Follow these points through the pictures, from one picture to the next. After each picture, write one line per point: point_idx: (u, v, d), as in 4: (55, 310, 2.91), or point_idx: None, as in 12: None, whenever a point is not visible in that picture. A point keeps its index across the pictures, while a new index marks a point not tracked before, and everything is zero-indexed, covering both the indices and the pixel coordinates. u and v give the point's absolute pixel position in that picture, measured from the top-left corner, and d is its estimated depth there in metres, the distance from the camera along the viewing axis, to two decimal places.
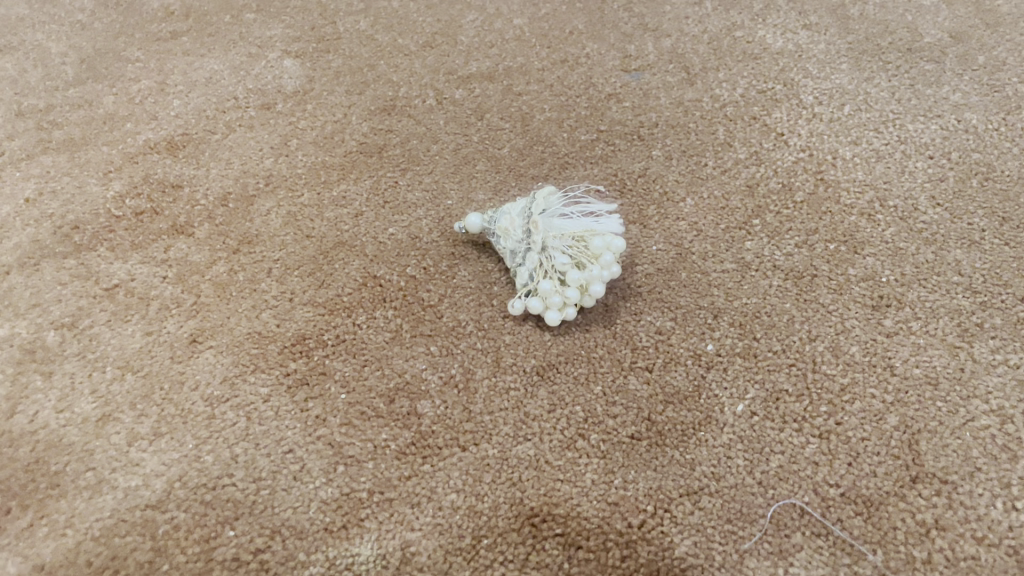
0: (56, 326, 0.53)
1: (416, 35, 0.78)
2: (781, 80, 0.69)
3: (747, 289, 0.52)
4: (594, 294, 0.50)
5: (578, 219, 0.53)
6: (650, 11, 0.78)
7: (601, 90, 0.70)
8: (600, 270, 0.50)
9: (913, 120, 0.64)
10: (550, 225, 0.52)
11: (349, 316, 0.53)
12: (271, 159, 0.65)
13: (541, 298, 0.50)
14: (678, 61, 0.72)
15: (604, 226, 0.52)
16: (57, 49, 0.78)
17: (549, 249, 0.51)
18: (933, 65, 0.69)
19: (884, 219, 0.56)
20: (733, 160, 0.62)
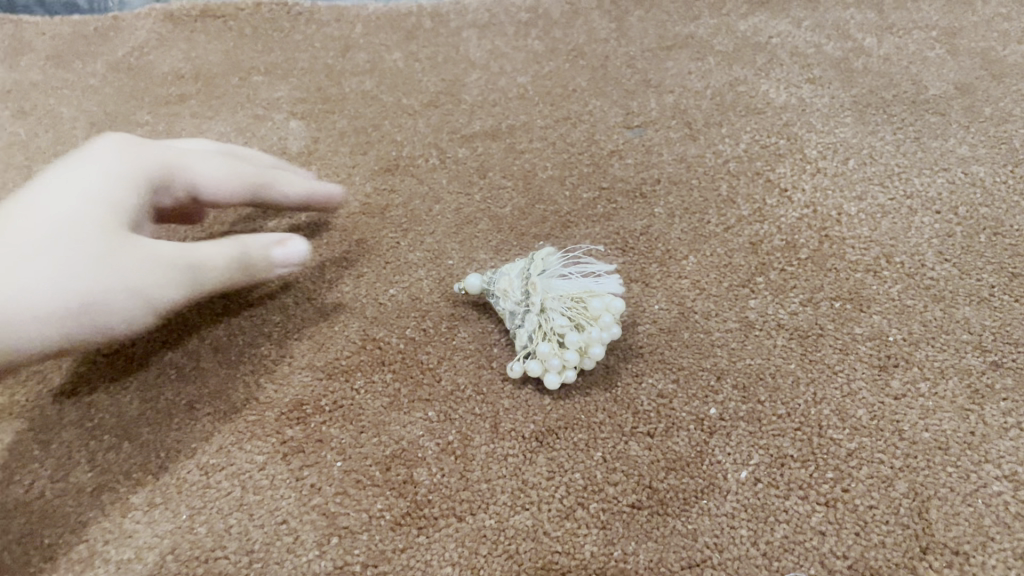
0: (55, 392, 0.53)
1: (420, 95, 0.79)
2: (784, 134, 0.69)
3: (751, 349, 0.51)
4: (592, 358, 0.49)
5: (578, 280, 0.53)
6: (652, 67, 0.79)
7: (603, 148, 0.70)
8: (597, 331, 0.49)
9: (919, 174, 0.63)
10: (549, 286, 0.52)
11: (347, 380, 0.53)
12: (274, 221, 0.66)
13: (539, 360, 0.49)
14: (681, 117, 0.72)
15: (604, 287, 0.52)
16: (68, 113, 0.80)
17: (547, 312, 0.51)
18: (938, 117, 0.68)
19: (891, 276, 0.55)
20: (736, 217, 0.61)
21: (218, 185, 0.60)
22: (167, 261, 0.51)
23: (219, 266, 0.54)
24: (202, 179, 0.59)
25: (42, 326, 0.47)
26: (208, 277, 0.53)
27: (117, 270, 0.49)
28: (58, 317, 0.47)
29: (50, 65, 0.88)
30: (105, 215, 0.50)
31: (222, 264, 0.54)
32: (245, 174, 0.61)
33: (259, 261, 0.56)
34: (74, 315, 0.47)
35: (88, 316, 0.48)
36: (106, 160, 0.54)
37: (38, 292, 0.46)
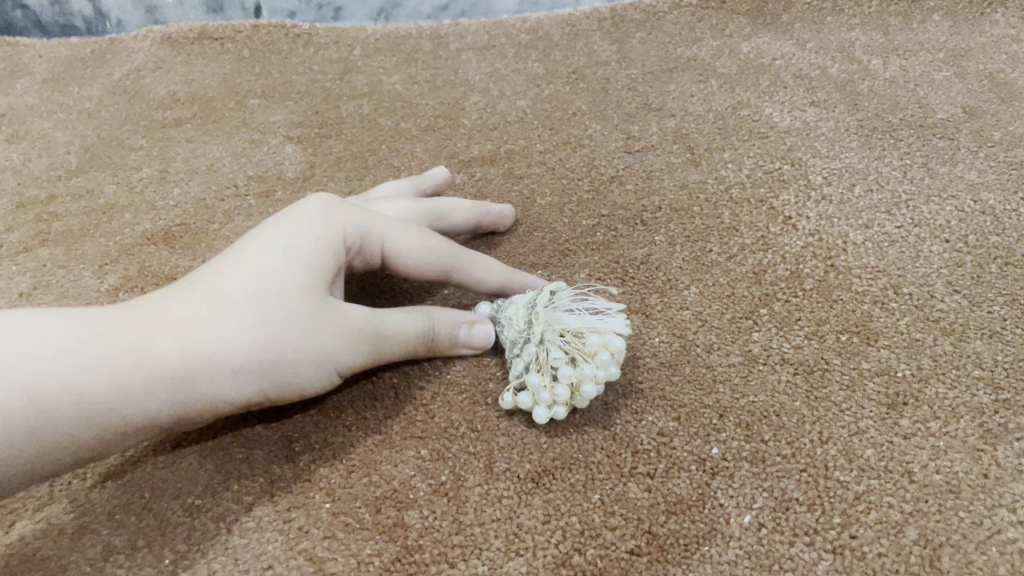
0: None
1: (419, 119, 0.78)
2: (788, 159, 0.67)
3: (755, 385, 0.50)
4: (581, 397, 0.47)
5: (584, 315, 0.51)
6: (654, 90, 0.78)
7: (603, 173, 0.69)
8: (590, 372, 0.48)
9: (927, 201, 0.61)
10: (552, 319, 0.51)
11: (338, 416, 0.51)
12: None
13: (529, 392, 0.48)
14: (683, 141, 0.71)
15: (608, 324, 0.50)
16: (63, 137, 0.79)
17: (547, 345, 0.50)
18: (946, 141, 0.67)
19: (899, 308, 0.54)
20: (739, 245, 0.60)
21: (409, 265, 0.54)
22: (361, 328, 0.48)
23: (409, 339, 0.50)
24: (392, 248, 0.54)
25: (250, 382, 0.45)
26: (394, 350, 0.50)
27: (318, 332, 0.46)
28: (262, 371, 0.45)
29: (46, 88, 0.87)
30: (315, 275, 0.48)
31: (411, 341, 0.50)
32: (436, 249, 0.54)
33: (445, 344, 0.52)
34: (274, 373, 0.46)
35: (285, 378, 0.46)
36: (314, 213, 0.51)
37: (252, 347, 0.44)
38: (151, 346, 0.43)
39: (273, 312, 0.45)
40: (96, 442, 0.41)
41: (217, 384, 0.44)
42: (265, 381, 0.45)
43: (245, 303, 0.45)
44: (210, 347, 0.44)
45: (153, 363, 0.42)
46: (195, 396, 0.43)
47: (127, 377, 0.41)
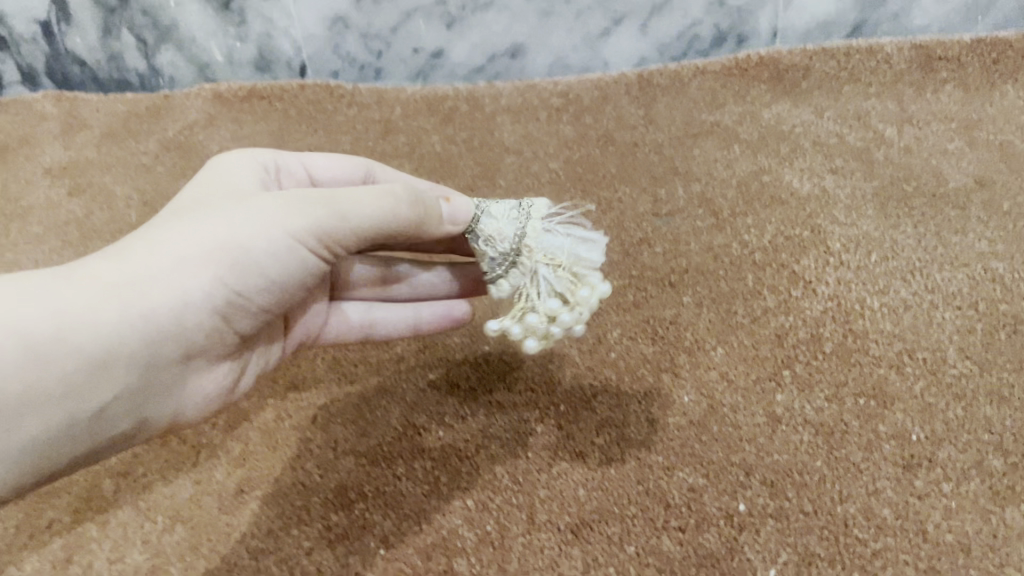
0: (112, 474, 0.57)
1: (457, 180, 0.83)
2: (808, 225, 0.71)
3: (779, 445, 0.53)
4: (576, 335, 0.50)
5: (568, 238, 0.52)
6: (679, 155, 0.82)
7: (633, 235, 0.73)
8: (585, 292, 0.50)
9: (940, 269, 0.65)
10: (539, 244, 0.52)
11: (389, 467, 0.55)
12: None
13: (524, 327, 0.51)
14: (708, 205, 0.75)
15: (592, 250, 0.52)
16: (122, 191, 0.84)
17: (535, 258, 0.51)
18: (957, 210, 0.71)
19: (913, 373, 0.57)
20: (762, 308, 0.64)
21: (335, 173, 0.61)
22: (308, 194, 0.48)
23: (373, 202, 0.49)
24: (320, 175, 0.61)
25: (207, 270, 0.45)
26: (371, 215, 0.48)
27: (258, 210, 0.47)
28: (212, 259, 0.45)
29: (105, 143, 0.93)
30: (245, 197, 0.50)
31: (378, 201, 0.49)
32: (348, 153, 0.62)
33: (425, 216, 0.51)
34: (226, 253, 0.45)
35: (244, 255, 0.46)
36: (230, 164, 0.55)
37: (197, 245, 0.45)
38: (91, 266, 0.43)
39: (198, 215, 0.46)
40: (72, 381, 0.41)
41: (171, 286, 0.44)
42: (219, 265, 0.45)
43: (176, 221, 0.46)
44: (147, 255, 0.44)
45: (96, 276, 0.42)
46: (157, 307, 0.44)
47: (78, 307, 0.41)
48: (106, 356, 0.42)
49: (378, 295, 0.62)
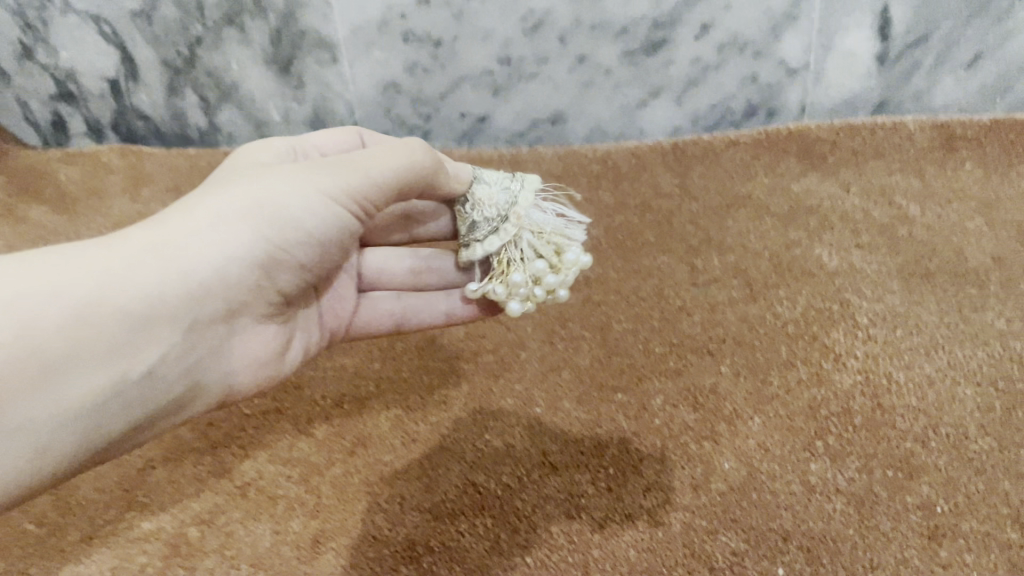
0: (197, 522, 0.62)
1: None
2: (838, 299, 0.76)
3: (814, 513, 0.58)
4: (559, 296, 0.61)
5: (553, 218, 0.63)
6: (714, 225, 0.87)
7: (673, 303, 0.78)
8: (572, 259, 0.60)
9: (961, 346, 0.70)
10: (529, 219, 0.62)
11: (452, 523, 0.60)
12: (379, 363, 0.75)
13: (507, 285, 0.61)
14: (742, 276, 0.80)
15: (572, 232, 0.63)
16: None
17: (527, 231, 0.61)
18: (977, 289, 0.76)
19: (937, 447, 0.62)
20: (795, 379, 0.68)
21: (339, 146, 0.70)
22: (331, 161, 0.55)
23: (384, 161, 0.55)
24: (327, 150, 0.70)
25: (240, 229, 0.51)
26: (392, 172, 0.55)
27: (282, 176, 0.54)
28: (243, 218, 0.52)
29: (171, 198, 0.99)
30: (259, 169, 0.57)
31: (390, 160, 0.55)
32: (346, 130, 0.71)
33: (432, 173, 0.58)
34: (259, 212, 0.52)
35: (273, 213, 0.52)
36: (250, 155, 0.63)
37: (227, 208, 0.52)
38: (128, 237, 0.49)
39: (223, 188, 0.53)
40: (122, 336, 0.46)
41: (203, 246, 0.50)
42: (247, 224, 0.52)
43: (200, 196, 0.53)
44: (181, 222, 0.50)
45: (134, 245, 0.48)
46: (194, 266, 0.50)
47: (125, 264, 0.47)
48: (151, 310, 0.48)
49: (409, 284, 0.72)
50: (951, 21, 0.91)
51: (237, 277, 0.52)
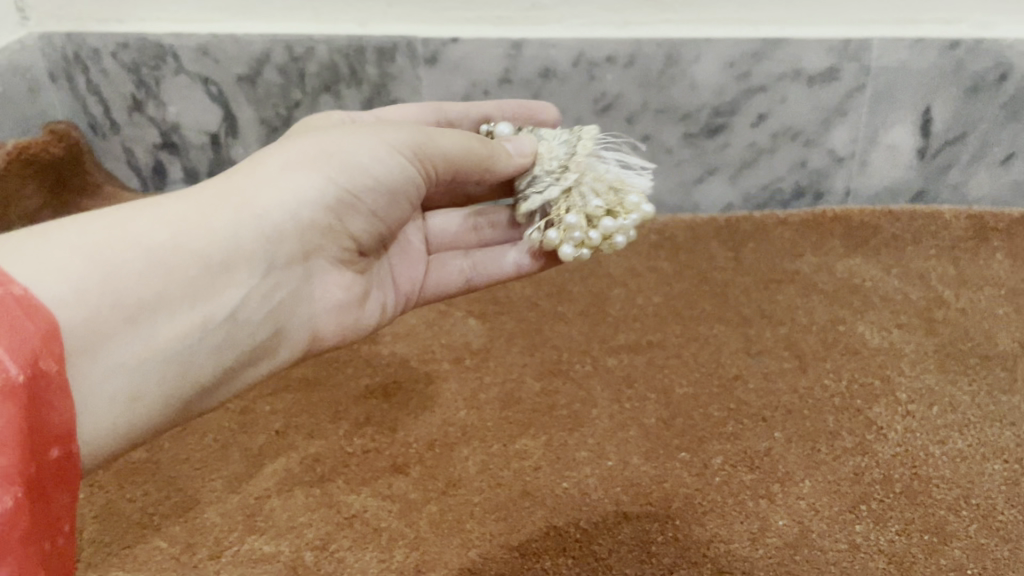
0: (311, 547, 0.71)
1: (572, 305, 0.98)
2: (879, 375, 0.84)
3: (859, 569, 0.66)
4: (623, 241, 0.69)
5: (613, 169, 0.71)
6: (765, 299, 0.96)
7: (729, 370, 0.86)
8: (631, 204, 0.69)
9: (991, 425, 0.78)
10: (590, 168, 0.71)
11: (538, 561, 0.68)
12: (464, 410, 0.84)
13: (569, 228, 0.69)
14: (792, 348, 0.89)
15: (633, 180, 0.71)
16: None
17: (588, 179, 0.70)
18: (1006, 372, 0.84)
19: (969, 515, 0.70)
20: (841, 447, 0.77)
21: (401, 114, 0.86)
22: (397, 126, 0.70)
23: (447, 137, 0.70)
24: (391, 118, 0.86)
25: (309, 183, 0.65)
26: (455, 147, 0.71)
27: (351, 139, 0.68)
28: (309, 177, 0.65)
29: None
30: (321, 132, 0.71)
31: (454, 138, 0.71)
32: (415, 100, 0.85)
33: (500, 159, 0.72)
34: (325, 171, 0.66)
35: (335, 173, 0.66)
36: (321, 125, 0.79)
37: (293, 172, 0.65)
38: (207, 195, 0.61)
39: (290, 152, 0.67)
40: (204, 281, 0.58)
41: (261, 209, 0.62)
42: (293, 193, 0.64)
43: (266, 162, 0.65)
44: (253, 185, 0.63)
45: (211, 203, 0.60)
46: (257, 227, 0.62)
47: (202, 222, 0.58)
48: (228, 260, 0.60)
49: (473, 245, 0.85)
50: (986, 123, 1.00)
51: (299, 233, 0.65)
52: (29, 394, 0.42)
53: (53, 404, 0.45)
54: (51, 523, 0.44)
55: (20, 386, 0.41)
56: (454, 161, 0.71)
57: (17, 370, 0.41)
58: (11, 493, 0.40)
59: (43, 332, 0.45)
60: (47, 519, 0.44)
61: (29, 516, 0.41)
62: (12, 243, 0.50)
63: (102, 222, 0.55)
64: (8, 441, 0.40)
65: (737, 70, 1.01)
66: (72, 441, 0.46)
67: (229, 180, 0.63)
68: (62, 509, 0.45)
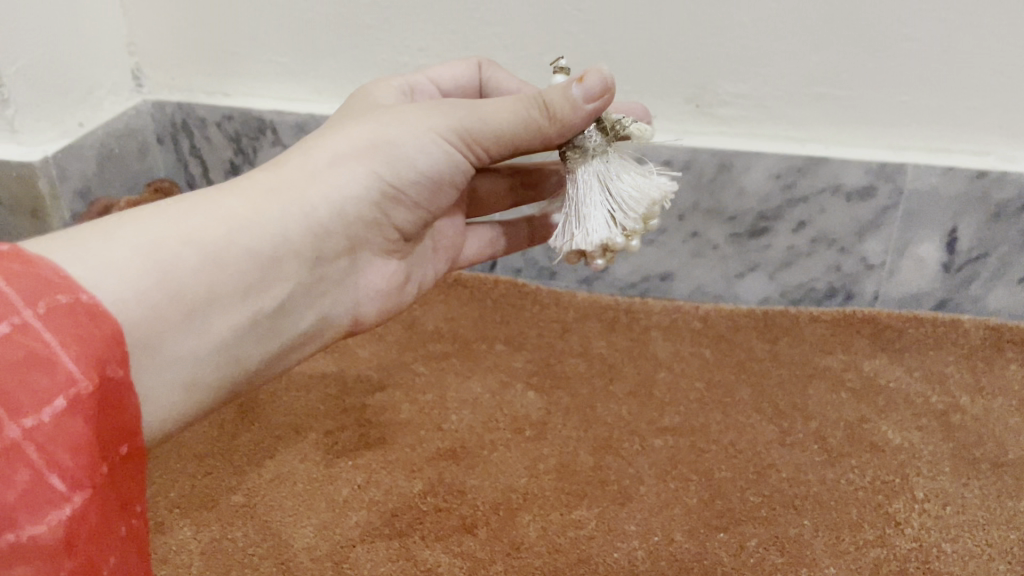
0: None
1: (622, 384, 1.09)
2: (899, 473, 0.94)
3: None
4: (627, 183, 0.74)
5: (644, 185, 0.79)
6: (798, 392, 1.06)
7: (764, 458, 0.96)
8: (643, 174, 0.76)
9: (998, 527, 0.87)
10: None
11: None
12: (525, 478, 0.94)
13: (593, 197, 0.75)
14: (822, 442, 0.99)
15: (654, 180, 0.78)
16: (364, 356, 1.15)
17: None
18: (1014, 479, 0.93)
19: None
20: (863, 538, 0.86)
21: (449, 79, 0.93)
22: (449, 106, 0.76)
23: (497, 112, 0.74)
24: (441, 83, 0.92)
25: (356, 181, 0.74)
26: (502, 121, 0.74)
27: (397, 130, 0.75)
28: (354, 175, 0.74)
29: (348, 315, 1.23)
30: (369, 118, 0.78)
31: (502, 110, 0.74)
32: (465, 65, 0.93)
33: (553, 119, 0.71)
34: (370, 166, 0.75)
35: (380, 166, 0.75)
36: (377, 96, 0.86)
37: (338, 170, 0.74)
38: (256, 192, 0.70)
39: (334, 145, 0.75)
40: (256, 277, 0.68)
41: (307, 207, 0.72)
42: (335, 192, 0.73)
43: (312, 159, 0.74)
44: (298, 184, 0.72)
45: (260, 202, 0.69)
46: (306, 224, 0.72)
47: (255, 222, 0.68)
48: (276, 256, 0.70)
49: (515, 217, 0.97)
50: (1007, 245, 1.11)
51: (343, 225, 0.75)
52: (95, 398, 0.50)
53: (115, 404, 0.52)
54: (121, 505, 0.53)
55: (85, 395, 0.48)
56: (503, 132, 0.74)
57: (85, 381, 0.48)
58: (76, 495, 0.47)
59: (110, 337, 0.52)
60: (118, 504, 0.52)
61: (95, 513, 0.49)
62: (82, 233, 0.59)
63: (161, 219, 0.63)
64: (79, 450, 0.48)
65: (783, 181, 1.13)
66: (136, 437, 0.55)
67: (278, 175, 0.72)
68: (134, 494, 0.55)
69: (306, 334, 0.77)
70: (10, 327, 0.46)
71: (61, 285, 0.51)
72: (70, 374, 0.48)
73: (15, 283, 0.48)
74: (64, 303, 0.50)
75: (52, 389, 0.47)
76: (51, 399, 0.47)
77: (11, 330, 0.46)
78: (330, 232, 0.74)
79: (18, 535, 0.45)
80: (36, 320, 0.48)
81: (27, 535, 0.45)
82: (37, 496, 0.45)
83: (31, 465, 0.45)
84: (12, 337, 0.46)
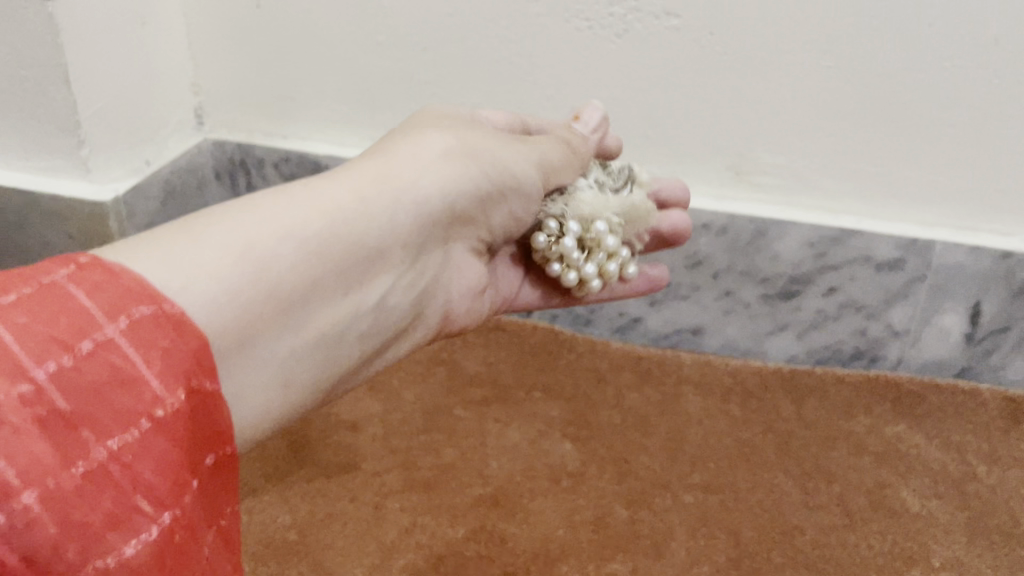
0: None
1: (655, 438, 1.14)
2: (918, 540, 0.99)
3: None
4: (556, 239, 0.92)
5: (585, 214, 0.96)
6: (822, 454, 1.12)
7: (789, 519, 1.02)
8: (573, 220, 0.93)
9: None
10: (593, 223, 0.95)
11: None
12: (563, 528, 0.99)
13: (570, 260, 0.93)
14: (844, 505, 1.04)
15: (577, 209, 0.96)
16: (409, 398, 1.21)
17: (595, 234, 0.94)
18: None
19: None
20: None
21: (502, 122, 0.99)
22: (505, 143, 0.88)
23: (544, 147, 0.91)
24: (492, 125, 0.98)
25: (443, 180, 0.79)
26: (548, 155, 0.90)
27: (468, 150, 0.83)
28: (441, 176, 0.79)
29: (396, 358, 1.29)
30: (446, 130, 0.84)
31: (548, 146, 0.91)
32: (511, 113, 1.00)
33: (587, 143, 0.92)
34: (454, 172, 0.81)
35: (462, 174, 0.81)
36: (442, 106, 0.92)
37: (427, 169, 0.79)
38: (354, 185, 0.73)
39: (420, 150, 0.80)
40: (351, 270, 0.72)
41: (402, 202, 0.76)
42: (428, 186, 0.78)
43: (404, 157, 0.78)
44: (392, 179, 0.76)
45: (359, 195, 0.73)
46: (400, 221, 0.76)
47: (353, 217, 0.72)
48: (374, 248, 0.74)
49: None
50: None
51: (432, 222, 0.80)
52: (182, 414, 0.52)
53: (208, 413, 0.55)
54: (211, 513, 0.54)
55: (170, 414, 0.51)
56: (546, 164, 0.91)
57: (170, 397, 0.51)
58: (163, 514, 0.49)
59: (193, 348, 0.55)
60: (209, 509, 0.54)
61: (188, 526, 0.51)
62: (170, 238, 0.62)
63: (259, 217, 0.66)
64: (165, 469, 0.50)
65: (815, 249, 1.18)
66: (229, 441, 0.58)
67: (374, 168, 0.76)
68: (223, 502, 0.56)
69: (402, 323, 0.82)
70: (94, 345, 0.49)
71: (141, 297, 0.54)
72: (153, 392, 0.50)
73: (97, 298, 0.51)
74: (146, 315, 0.53)
75: (137, 409, 0.50)
76: (139, 415, 0.49)
77: (94, 347, 0.49)
78: (425, 226, 0.79)
79: (109, 559, 0.46)
80: (119, 337, 0.51)
81: (120, 559, 0.46)
82: (124, 518, 0.47)
83: (117, 485, 0.47)
84: (97, 353, 0.49)
